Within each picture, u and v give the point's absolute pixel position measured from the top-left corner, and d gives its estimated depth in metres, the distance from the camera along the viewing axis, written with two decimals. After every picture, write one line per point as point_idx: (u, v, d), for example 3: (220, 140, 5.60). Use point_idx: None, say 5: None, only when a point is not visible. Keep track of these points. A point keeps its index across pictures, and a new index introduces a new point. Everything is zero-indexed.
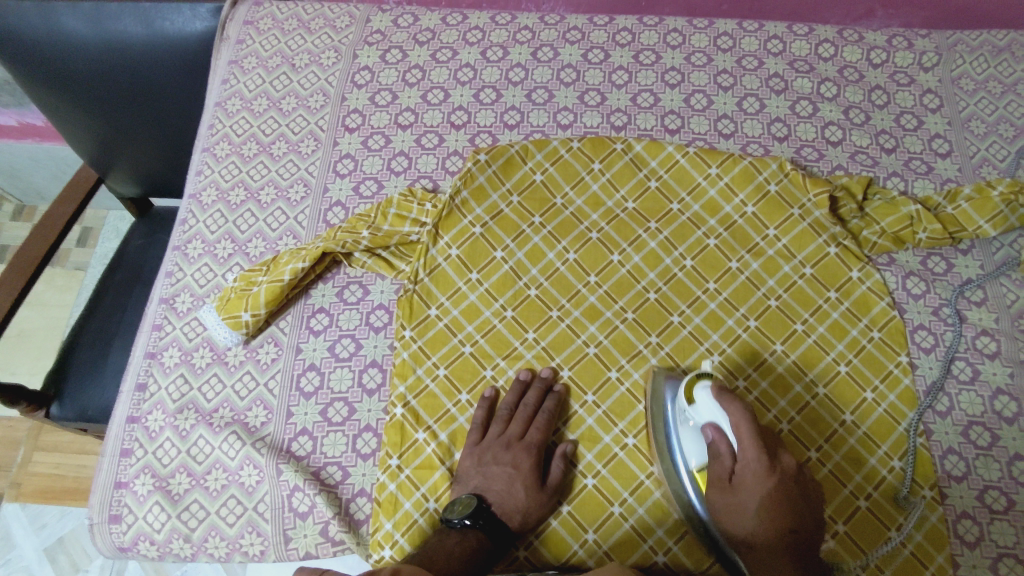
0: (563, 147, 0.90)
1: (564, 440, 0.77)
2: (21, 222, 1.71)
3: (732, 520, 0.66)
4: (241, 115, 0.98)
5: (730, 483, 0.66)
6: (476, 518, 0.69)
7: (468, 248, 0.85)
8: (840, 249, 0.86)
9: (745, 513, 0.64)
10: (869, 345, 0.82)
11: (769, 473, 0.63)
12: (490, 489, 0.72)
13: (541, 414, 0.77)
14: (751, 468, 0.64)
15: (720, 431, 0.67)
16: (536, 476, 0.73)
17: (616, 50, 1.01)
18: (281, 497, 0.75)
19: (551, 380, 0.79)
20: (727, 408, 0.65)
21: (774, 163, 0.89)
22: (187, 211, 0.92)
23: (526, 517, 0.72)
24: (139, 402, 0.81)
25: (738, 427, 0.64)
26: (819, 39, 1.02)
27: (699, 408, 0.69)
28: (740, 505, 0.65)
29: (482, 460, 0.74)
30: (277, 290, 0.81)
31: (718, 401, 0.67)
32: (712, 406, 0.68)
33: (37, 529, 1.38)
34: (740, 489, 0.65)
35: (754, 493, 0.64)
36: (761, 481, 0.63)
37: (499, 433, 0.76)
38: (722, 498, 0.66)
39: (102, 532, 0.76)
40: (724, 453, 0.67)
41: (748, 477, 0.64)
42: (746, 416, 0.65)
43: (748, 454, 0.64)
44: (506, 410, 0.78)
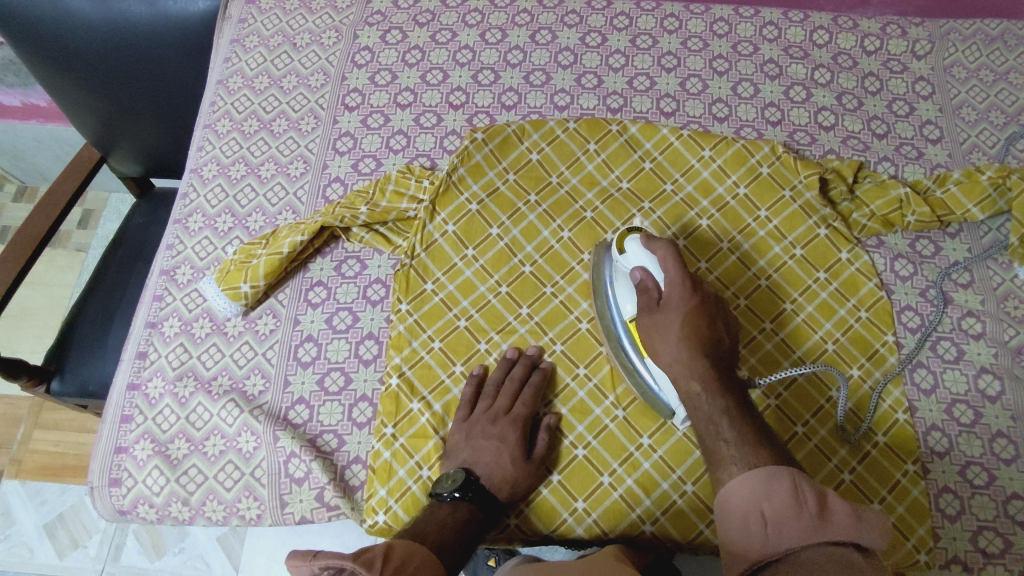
0: (559, 127, 0.92)
1: (549, 413, 0.79)
2: (24, 203, 1.73)
3: (658, 345, 0.70)
4: (242, 92, 0.99)
5: (658, 309, 0.71)
6: (466, 491, 0.70)
7: (465, 225, 0.86)
8: (830, 230, 0.87)
9: (669, 334, 0.69)
10: (856, 325, 0.84)
11: (690, 296, 0.70)
12: (479, 462, 0.74)
13: (527, 388, 0.78)
14: (676, 291, 0.70)
15: (648, 271, 0.72)
16: (523, 449, 0.75)
17: (614, 34, 1.02)
18: (278, 463, 0.77)
19: (537, 358, 0.81)
20: (655, 247, 0.72)
21: (767, 146, 0.91)
22: (187, 185, 0.94)
23: (514, 488, 0.73)
24: (140, 370, 0.82)
25: (664, 257, 0.71)
26: (814, 26, 1.03)
27: (630, 256, 0.74)
28: (663, 325, 0.70)
29: (470, 434, 0.75)
30: (277, 262, 0.82)
31: (647, 241, 0.73)
32: (641, 253, 0.73)
33: (37, 505, 1.39)
34: (665, 313, 0.70)
35: (680, 310, 0.70)
36: (683, 302, 0.70)
37: (486, 408, 0.77)
38: (650, 325, 0.71)
39: (102, 495, 0.78)
40: (651, 288, 0.71)
41: (674, 299, 0.70)
42: (670, 253, 0.71)
43: (674, 281, 0.70)
44: (493, 385, 0.79)
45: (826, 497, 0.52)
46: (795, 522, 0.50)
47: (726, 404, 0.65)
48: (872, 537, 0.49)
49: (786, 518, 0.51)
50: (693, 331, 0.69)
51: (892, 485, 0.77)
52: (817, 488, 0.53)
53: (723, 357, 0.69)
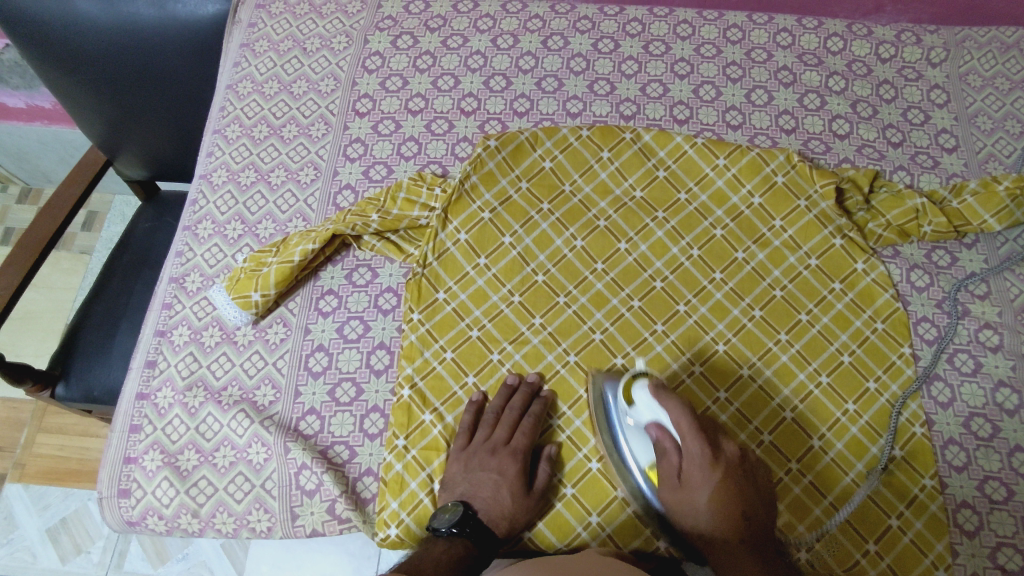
0: (572, 134, 0.91)
1: (550, 442, 0.78)
2: (28, 205, 1.72)
3: (686, 515, 0.66)
4: (252, 97, 0.99)
5: (681, 482, 0.67)
6: (462, 527, 0.69)
7: (477, 233, 0.86)
8: (845, 240, 0.86)
9: (698, 511, 0.66)
10: (872, 336, 0.83)
11: (713, 467, 0.65)
12: (478, 496, 0.72)
13: (526, 418, 0.76)
14: (697, 466, 0.66)
15: (663, 428, 0.68)
16: (523, 482, 0.73)
17: (626, 40, 1.01)
18: (289, 474, 0.76)
19: (537, 385, 0.79)
20: (666, 405, 0.67)
21: (782, 154, 0.90)
22: (197, 191, 0.93)
23: (513, 523, 0.72)
24: (149, 379, 0.81)
25: (677, 416, 0.66)
26: (829, 33, 1.02)
27: (640, 409, 0.70)
28: (691, 501, 0.66)
29: (468, 467, 0.74)
30: (287, 271, 0.82)
31: (656, 394, 0.68)
32: (651, 406, 0.69)
33: (40, 510, 1.39)
34: (690, 485, 0.66)
35: (704, 488, 0.65)
36: (708, 475, 0.65)
37: (485, 438, 0.76)
38: (674, 498, 0.67)
39: (111, 506, 0.77)
40: (669, 449, 0.68)
41: (695, 475, 0.66)
42: (684, 409, 0.66)
43: (692, 452, 0.66)
44: (492, 414, 0.77)
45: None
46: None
47: None
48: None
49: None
50: (726, 502, 0.65)
51: (909, 500, 0.76)
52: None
53: (760, 522, 0.65)
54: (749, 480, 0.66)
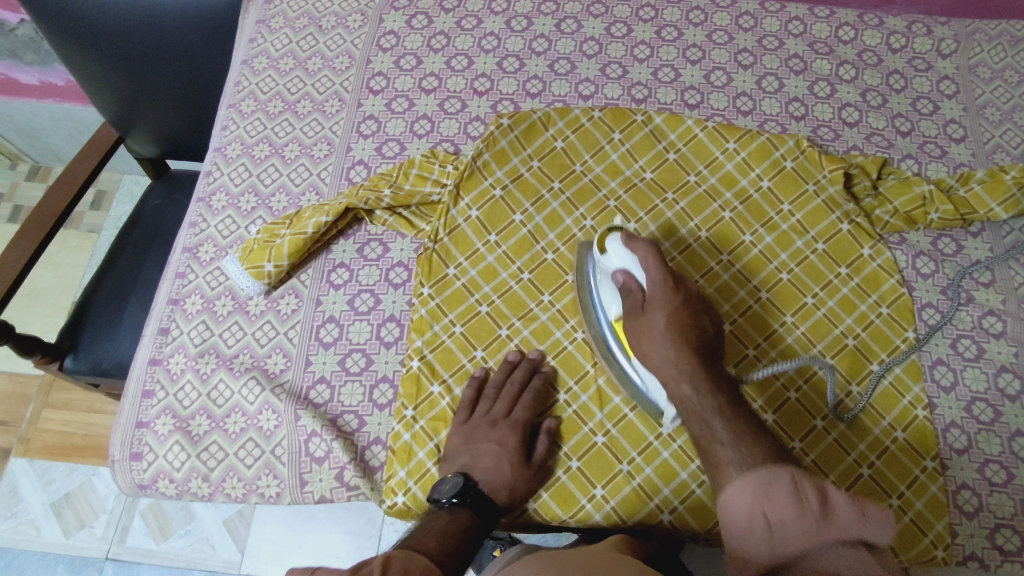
0: (584, 115, 0.92)
1: (548, 416, 0.78)
2: (37, 183, 1.74)
3: (644, 343, 0.70)
4: (267, 73, 0.99)
5: (643, 313, 0.72)
6: (464, 497, 0.68)
7: (488, 210, 0.86)
8: (852, 226, 0.87)
9: (655, 336, 0.70)
10: (876, 320, 0.84)
11: (673, 295, 0.71)
12: (478, 467, 0.72)
13: (527, 392, 0.77)
14: (658, 290, 0.71)
15: (629, 272, 0.73)
16: (522, 454, 0.74)
17: (639, 25, 1.02)
18: (299, 441, 0.77)
19: (537, 362, 0.80)
20: (634, 247, 0.72)
21: (791, 140, 0.91)
22: (211, 163, 0.94)
23: (512, 494, 0.72)
24: (161, 346, 0.82)
25: (644, 256, 0.72)
26: (840, 22, 1.03)
27: (611, 257, 0.75)
28: (650, 326, 0.70)
29: (468, 439, 0.74)
30: (300, 242, 0.82)
31: (627, 241, 0.73)
32: (622, 252, 0.74)
33: (45, 484, 1.40)
34: (650, 313, 0.71)
35: (662, 311, 0.70)
36: (665, 301, 0.71)
37: (485, 412, 0.76)
38: (636, 328, 0.71)
39: (123, 469, 0.78)
40: (635, 289, 0.72)
41: (656, 300, 0.71)
42: (650, 250, 0.72)
43: (655, 281, 0.71)
44: (492, 389, 0.78)
45: (829, 496, 0.48)
46: (797, 522, 0.47)
47: (718, 403, 0.64)
48: (878, 530, 0.46)
49: (789, 522, 0.47)
50: (681, 328, 0.69)
51: (911, 481, 0.77)
52: (818, 484, 0.50)
53: (711, 352, 0.70)
54: (702, 317, 0.72)
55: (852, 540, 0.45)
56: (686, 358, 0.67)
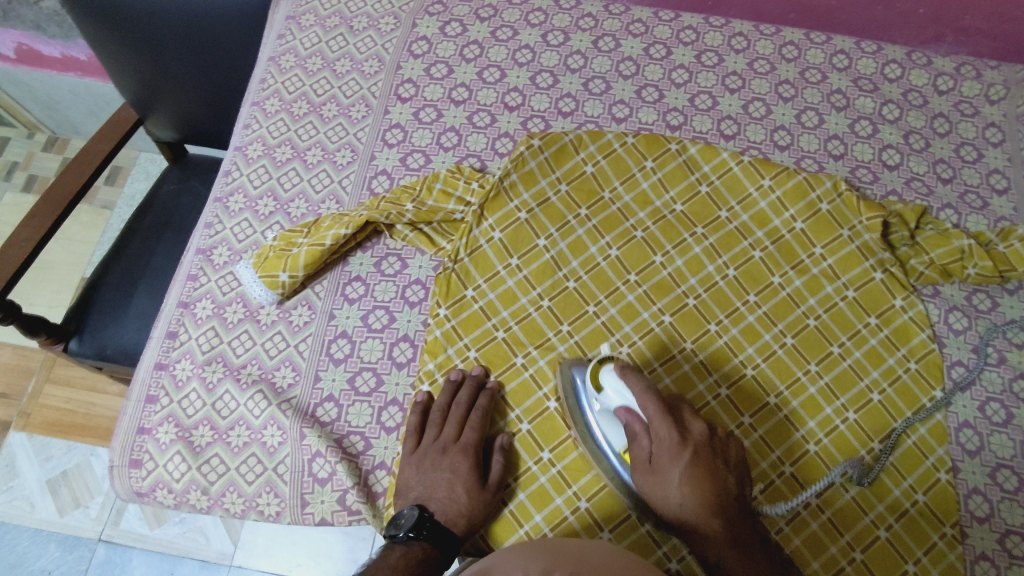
0: (617, 140, 0.89)
1: (502, 433, 0.76)
2: (53, 154, 1.72)
3: (659, 501, 0.66)
4: (294, 72, 0.97)
5: (651, 464, 0.67)
6: (419, 530, 0.67)
7: (511, 232, 0.84)
8: (886, 275, 0.84)
9: (670, 493, 0.65)
10: (904, 375, 0.81)
11: (683, 449, 0.65)
12: (433, 498, 0.70)
13: (474, 412, 0.75)
14: (667, 444, 0.66)
15: (631, 412, 0.69)
16: (476, 477, 0.71)
17: (678, 48, 0.99)
18: (302, 460, 0.75)
19: (483, 378, 0.78)
20: (630, 385, 0.69)
21: (829, 181, 0.88)
22: (231, 162, 0.91)
23: (472, 520, 0.70)
24: (169, 350, 0.81)
25: (643, 399, 0.67)
26: (887, 59, 0.99)
27: (609, 394, 0.71)
28: (663, 484, 0.65)
29: (420, 471, 0.72)
30: (317, 254, 0.80)
31: (622, 377, 0.70)
32: (619, 389, 0.70)
33: (42, 461, 1.39)
34: (660, 468, 0.66)
35: (675, 465, 0.65)
36: (677, 456, 0.65)
37: (434, 438, 0.74)
38: (646, 482, 0.67)
39: (122, 475, 0.77)
40: (640, 433, 0.68)
41: (665, 456, 0.66)
42: (648, 392, 0.68)
43: (661, 432, 0.66)
44: (438, 412, 0.76)
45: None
46: None
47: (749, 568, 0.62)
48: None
49: None
50: (698, 483, 0.64)
51: (928, 547, 0.74)
52: None
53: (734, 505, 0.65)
54: (721, 463, 0.66)
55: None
56: (709, 520, 0.64)
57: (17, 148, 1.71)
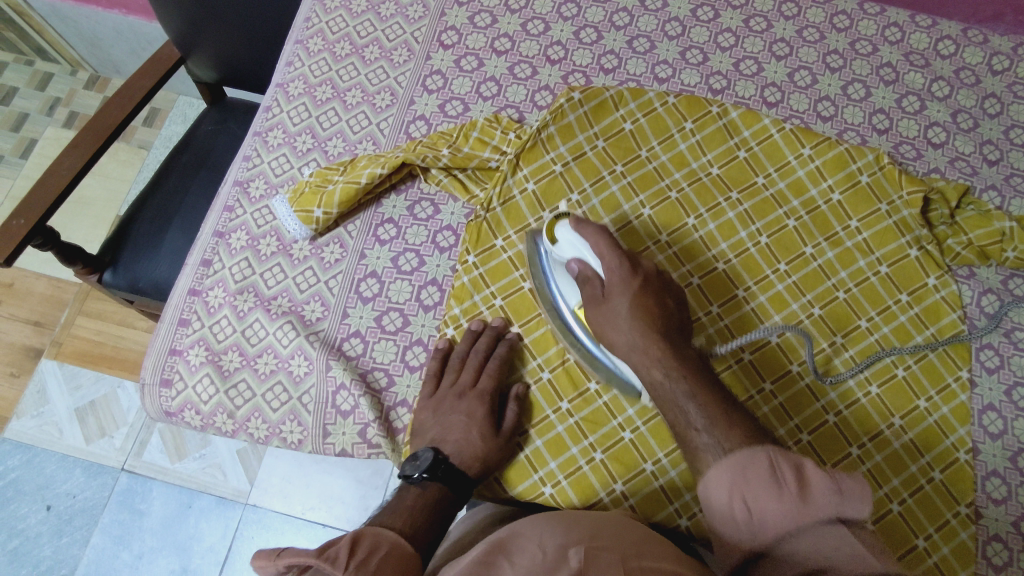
0: (658, 99, 0.88)
1: (517, 384, 0.77)
2: (95, 91, 1.75)
3: (610, 330, 0.70)
4: (339, 13, 0.97)
5: (603, 299, 0.71)
6: (434, 471, 0.68)
7: (546, 185, 0.84)
8: (921, 253, 0.83)
9: (619, 320, 0.69)
10: (931, 354, 0.80)
11: (633, 277, 0.70)
12: (448, 440, 0.71)
13: (492, 360, 0.76)
14: (617, 276, 0.70)
15: (584, 261, 0.72)
16: (491, 424, 0.72)
17: (726, 12, 0.97)
18: (327, 392, 0.77)
19: (502, 329, 0.78)
20: (584, 232, 0.71)
21: (871, 153, 0.86)
22: (272, 99, 0.92)
23: (485, 464, 0.71)
24: (202, 277, 0.83)
25: (593, 237, 0.70)
26: (941, 35, 0.97)
27: (562, 245, 0.73)
28: (613, 312, 0.69)
29: (437, 413, 0.73)
30: (352, 192, 0.81)
31: (577, 227, 0.71)
32: (572, 238, 0.72)
33: (71, 388, 1.43)
34: (611, 300, 0.70)
35: (623, 296, 0.69)
36: (627, 285, 0.69)
37: (451, 383, 0.75)
38: (598, 312, 0.71)
39: (152, 394, 0.79)
40: (592, 276, 0.72)
41: (616, 287, 0.70)
42: (600, 234, 0.71)
43: (612, 268, 0.70)
44: (457, 358, 0.77)
45: (805, 472, 0.51)
46: (775, 504, 0.50)
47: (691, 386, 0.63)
48: (856, 506, 0.48)
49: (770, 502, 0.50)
50: (645, 311, 0.68)
51: (940, 523, 0.74)
52: (795, 462, 0.53)
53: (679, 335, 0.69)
54: (667, 295, 0.71)
55: (829, 516, 0.48)
56: (654, 343, 0.66)
57: (61, 84, 1.74)
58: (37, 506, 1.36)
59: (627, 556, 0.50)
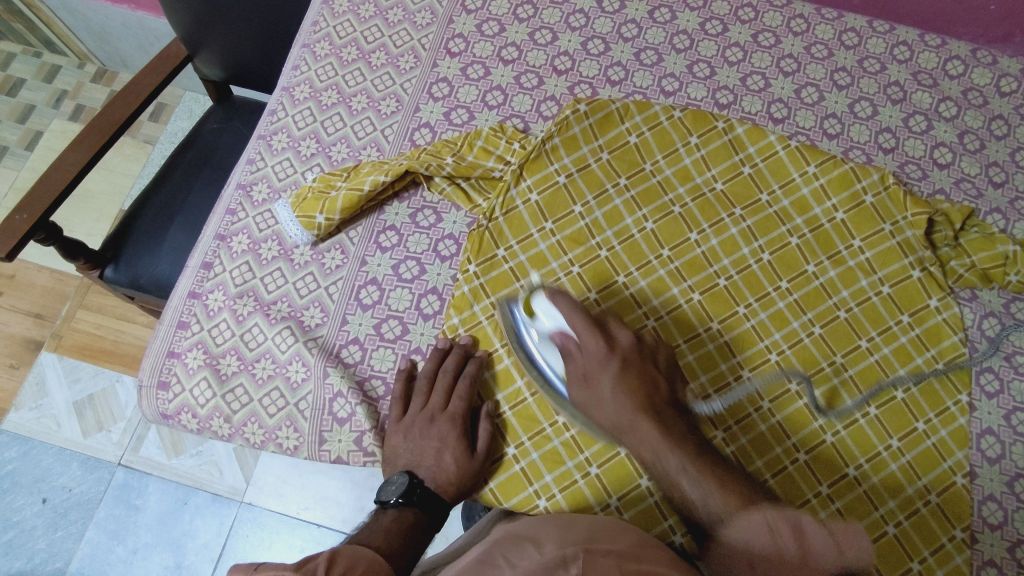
0: (664, 113, 0.88)
1: (487, 403, 0.77)
2: (102, 85, 1.75)
3: (593, 411, 0.70)
4: (347, 17, 0.97)
5: (585, 377, 0.71)
6: (410, 496, 0.68)
7: (549, 196, 0.84)
8: (924, 274, 0.83)
9: (603, 400, 0.70)
10: (930, 376, 0.80)
11: (612, 357, 0.70)
12: (422, 465, 0.71)
13: (461, 381, 0.75)
14: (597, 357, 0.70)
15: (564, 334, 0.71)
16: (464, 446, 0.72)
17: (735, 26, 0.97)
18: (324, 399, 0.76)
19: (470, 348, 0.78)
20: (560, 306, 0.70)
21: (877, 173, 0.86)
22: (277, 102, 0.92)
23: (460, 487, 0.71)
24: (203, 279, 0.83)
25: (572, 317, 0.70)
26: (950, 55, 0.96)
27: (540, 317, 0.72)
28: (596, 394, 0.70)
29: (408, 438, 0.73)
30: (355, 198, 0.81)
31: (552, 299, 0.71)
32: (551, 311, 0.71)
33: (70, 382, 1.43)
34: (595, 382, 0.70)
35: (607, 378, 0.70)
36: (608, 366, 0.70)
37: (421, 407, 0.74)
38: (581, 396, 0.71)
39: (149, 395, 0.79)
40: (574, 351, 0.71)
41: (596, 368, 0.70)
42: (576, 309, 0.71)
43: (592, 349, 0.71)
44: (425, 380, 0.76)
45: (802, 530, 0.55)
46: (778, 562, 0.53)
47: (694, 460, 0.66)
48: (857, 557, 0.53)
49: (773, 557, 0.53)
50: (629, 390, 0.69)
51: (936, 547, 0.73)
52: (793, 521, 0.56)
53: (663, 405, 0.70)
54: (648, 366, 0.72)
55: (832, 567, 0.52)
56: (645, 420, 0.67)
57: (68, 77, 1.75)
58: (33, 498, 1.36)
59: (624, 561, 0.49)
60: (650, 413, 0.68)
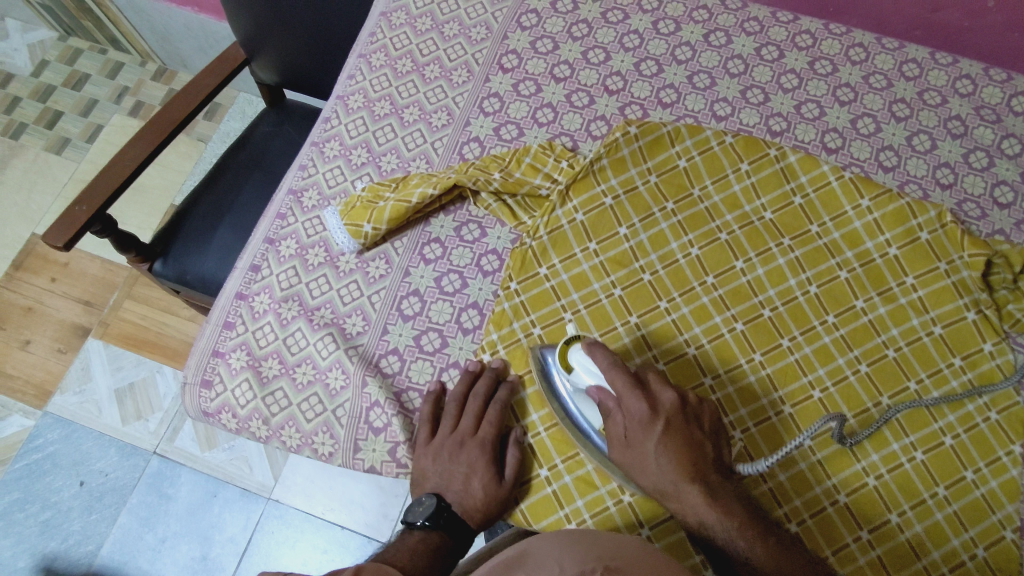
0: (715, 138, 0.87)
1: (518, 428, 0.76)
2: (161, 83, 1.81)
3: (636, 472, 0.68)
4: (403, 29, 0.98)
5: (626, 438, 0.68)
6: (436, 520, 0.69)
7: (594, 217, 0.83)
8: (979, 316, 0.80)
9: (646, 464, 0.67)
10: (981, 424, 0.77)
11: (655, 418, 0.67)
12: (450, 489, 0.72)
13: (491, 406, 0.75)
14: (638, 418, 0.68)
15: (602, 392, 0.70)
16: (492, 472, 0.72)
17: (791, 52, 0.96)
18: (361, 407, 0.77)
19: (501, 372, 0.78)
20: (598, 362, 0.69)
21: (934, 210, 0.83)
22: (331, 110, 0.94)
23: (487, 513, 0.71)
24: (250, 282, 0.84)
25: (612, 375, 0.68)
26: (1015, 91, 0.93)
27: (578, 375, 0.71)
28: (640, 457, 0.67)
29: (438, 461, 0.73)
30: (402, 210, 0.81)
31: (590, 354, 0.70)
32: (587, 367, 0.70)
33: (113, 369, 1.47)
34: (636, 442, 0.67)
35: (649, 439, 0.67)
36: (651, 429, 0.67)
37: (450, 430, 0.74)
38: (623, 456, 0.68)
39: (192, 393, 0.81)
40: (612, 408, 0.69)
41: (639, 429, 0.68)
42: (615, 367, 0.68)
43: (632, 406, 0.68)
44: (454, 404, 0.76)
45: None
46: None
47: (744, 527, 0.64)
48: None
49: None
50: (672, 454, 0.66)
51: None
52: None
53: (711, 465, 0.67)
54: (693, 423, 0.69)
55: None
56: (688, 487, 0.65)
57: (130, 74, 1.81)
58: (71, 481, 1.39)
59: None
60: (695, 479, 0.65)
